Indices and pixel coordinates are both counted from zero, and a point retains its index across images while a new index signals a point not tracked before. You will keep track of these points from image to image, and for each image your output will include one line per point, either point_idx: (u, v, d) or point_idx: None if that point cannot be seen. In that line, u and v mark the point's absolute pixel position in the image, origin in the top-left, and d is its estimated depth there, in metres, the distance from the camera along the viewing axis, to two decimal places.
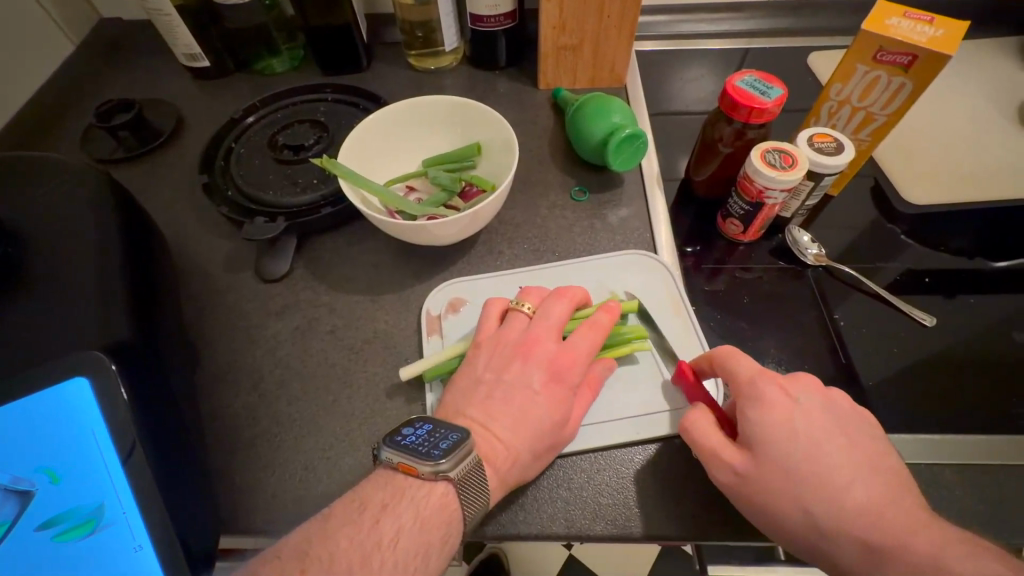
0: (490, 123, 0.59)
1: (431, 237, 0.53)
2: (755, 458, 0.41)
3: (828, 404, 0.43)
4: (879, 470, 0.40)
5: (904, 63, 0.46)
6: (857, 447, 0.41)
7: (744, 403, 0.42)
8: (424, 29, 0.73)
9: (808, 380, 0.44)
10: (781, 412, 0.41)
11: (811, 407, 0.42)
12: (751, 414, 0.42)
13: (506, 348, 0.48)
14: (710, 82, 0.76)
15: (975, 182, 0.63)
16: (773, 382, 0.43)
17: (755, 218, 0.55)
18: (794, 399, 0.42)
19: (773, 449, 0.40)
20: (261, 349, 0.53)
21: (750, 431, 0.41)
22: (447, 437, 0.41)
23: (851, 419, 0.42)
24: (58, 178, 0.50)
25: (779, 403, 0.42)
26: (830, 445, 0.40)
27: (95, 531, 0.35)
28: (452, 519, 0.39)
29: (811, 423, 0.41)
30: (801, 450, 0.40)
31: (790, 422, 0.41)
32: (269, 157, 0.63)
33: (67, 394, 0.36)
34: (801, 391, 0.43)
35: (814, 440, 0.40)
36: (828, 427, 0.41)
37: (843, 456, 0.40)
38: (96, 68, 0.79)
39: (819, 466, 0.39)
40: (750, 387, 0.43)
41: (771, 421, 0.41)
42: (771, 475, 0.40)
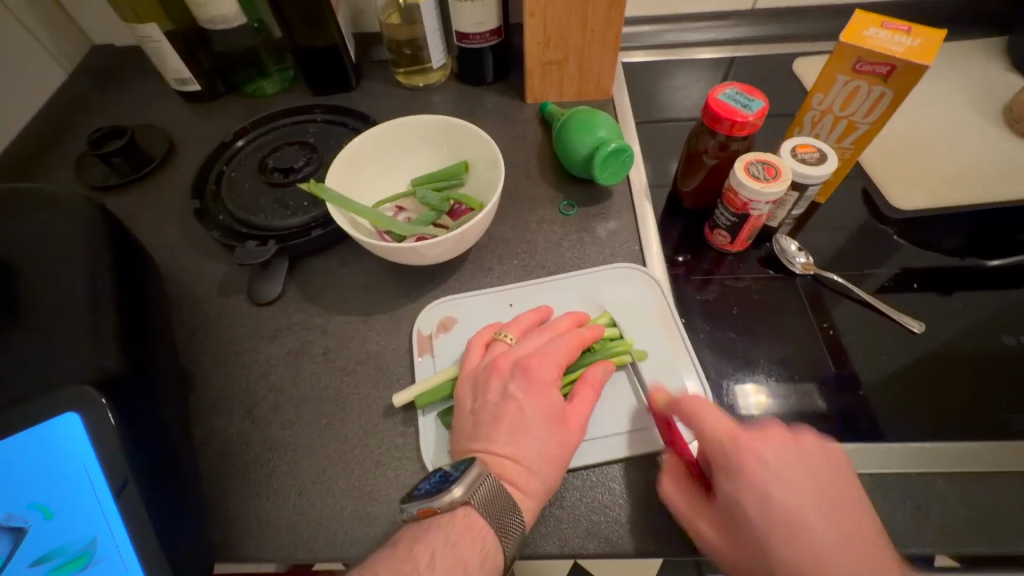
0: (475, 141, 0.59)
1: (420, 257, 0.53)
2: (733, 531, 0.40)
3: (801, 458, 0.41)
4: (863, 531, 0.38)
5: (883, 73, 0.47)
6: (833, 501, 0.39)
7: (720, 473, 0.41)
8: (411, 47, 0.74)
9: (778, 433, 0.42)
10: (755, 481, 0.40)
11: (783, 467, 0.40)
12: (726, 485, 0.41)
13: (486, 379, 0.47)
14: (697, 90, 0.77)
15: (963, 184, 0.63)
16: (742, 442, 0.41)
17: (742, 228, 0.55)
18: (767, 463, 0.40)
19: (748, 519, 0.39)
20: (254, 373, 0.53)
21: (724, 499, 0.41)
22: (456, 468, 0.42)
23: (825, 468, 0.41)
24: (49, 210, 0.50)
25: (751, 468, 0.40)
26: (812, 511, 0.38)
27: (89, 565, 0.35)
28: (484, 538, 0.39)
29: (788, 491, 0.39)
30: (776, 522, 0.38)
31: (762, 491, 0.39)
32: (260, 180, 0.63)
33: (60, 429, 0.36)
34: (774, 448, 0.41)
35: (790, 506, 0.38)
36: (804, 486, 0.39)
37: (825, 523, 0.38)
38: (89, 96, 0.80)
39: (798, 532, 0.38)
40: (720, 450, 0.41)
41: (744, 493, 0.40)
42: (748, 549, 0.39)
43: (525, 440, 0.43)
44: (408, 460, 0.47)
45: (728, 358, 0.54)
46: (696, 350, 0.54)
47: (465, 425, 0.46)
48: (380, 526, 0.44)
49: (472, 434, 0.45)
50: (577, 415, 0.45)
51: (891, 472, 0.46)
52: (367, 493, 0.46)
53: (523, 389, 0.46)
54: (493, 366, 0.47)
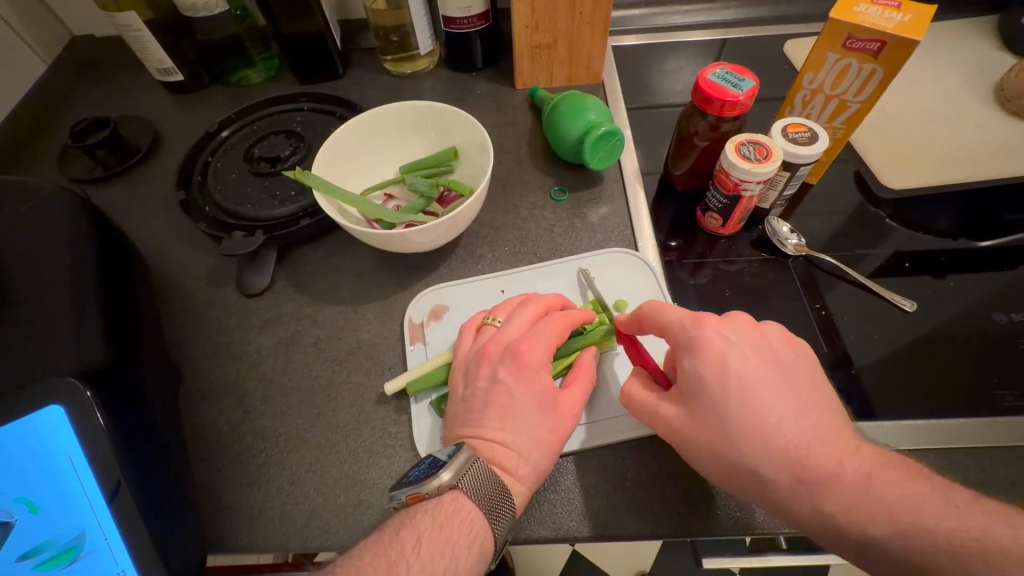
0: (464, 126, 0.58)
1: (410, 245, 0.53)
2: (692, 402, 0.40)
3: (764, 343, 0.41)
4: (811, 401, 0.39)
5: (874, 50, 0.46)
6: (788, 377, 0.40)
7: (681, 351, 0.41)
8: (399, 34, 0.73)
9: (741, 317, 0.42)
10: (717, 357, 0.40)
11: (747, 348, 0.40)
12: (687, 362, 0.41)
13: (476, 364, 0.47)
14: (689, 73, 0.76)
15: (954, 164, 0.63)
16: (706, 322, 0.41)
17: (734, 211, 0.55)
18: (728, 338, 0.40)
19: (710, 393, 0.40)
20: (244, 364, 0.53)
21: (685, 378, 0.41)
22: (443, 454, 0.42)
23: (787, 354, 0.41)
24: (28, 202, 0.49)
25: (715, 344, 0.40)
26: (768, 391, 0.39)
27: (76, 559, 0.35)
28: (471, 521, 0.39)
29: (749, 367, 0.39)
30: (736, 390, 0.39)
31: (724, 363, 0.39)
32: (247, 170, 0.62)
33: (45, 423, 0.36)
34: (740, 334, 0.41)
35: (750, 380, 0.39)
36: (764, 365, 0.40)
37: (784, 406, 0.39)
38: (71, 88, 0.79)
39: (754, 407, 0.38)
40: (684, 333, 0.41)
41: (705, 368, 0.40)
42: (709, 423, 0.39)
43: (517, 425, 0.43)
44: (402, 448, 0.47)
45: None
46: None
47: (457, 413, 0.46)
48: (374, 513, 0.44)
49: (463, 421, 0.45)
50: (569, 399, 0.45)
51: (883, 450, 0.47)
52: (361, 481, 0.46)
53: (512, 373, 0.45)
54: (485, 352, 0.47)
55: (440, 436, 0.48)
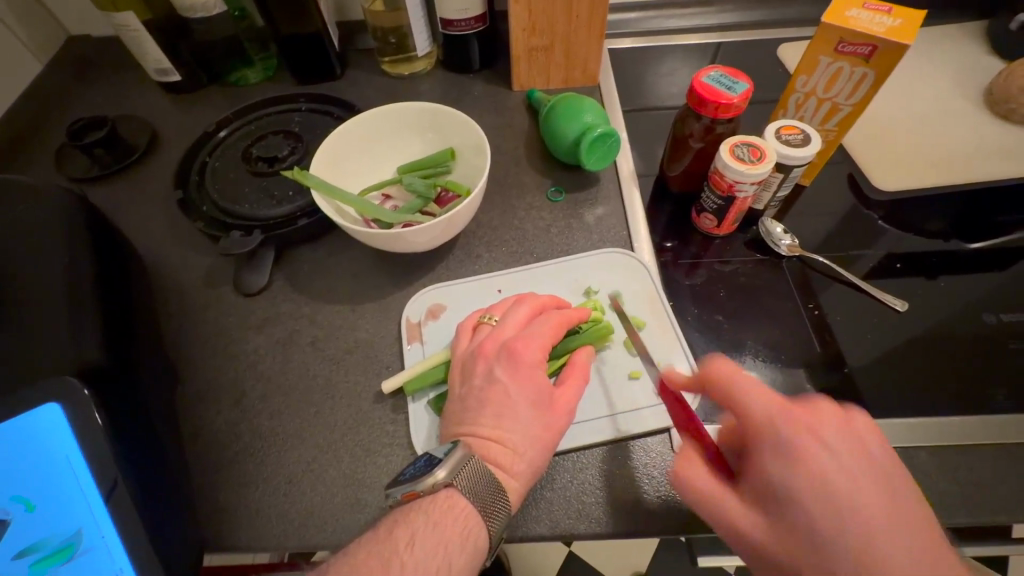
0: (462, 127, 0.59)
1: (407, 244, 0.53)
2: (782, 523, 0.34)
3: (865, 452, 0.35)
4: (938, 540, 0.32)
5: (865, 54, 0.47)
6: (904, 509, 0.33)
7: (765, 453, 0.35)
8: (396, 35, 0.73)
9: (832, 411, 0.36)
10: (818, 472, 0.33)
11: (851, 459, 0.34)
12: (773, 470, 0.35)
13: (473, 363, 0.47)
14: (685, 76, 0.77)
15: (945, 166, 0.64)
16: (798, 425, 0.35)
17: (728, 211, 0.56)
18: (827, 447, 0.34)
19: (804, 513, 0.33)
20: (241, 364, 0.53)
21: (766, 485, 0.35)
22: (439, 453, 0.42)
23: (894, 469, 0.35)
24: (24, 201, 0.49)
25: (813, 456, 0.34)
26: (880, 515, 0.32)
27: (73, 557, 0.35)
28: (466, 519, 0.39)
29: (860, 491, 0.33)
30: (846, 518, 0.32)
31: (822, 479, 0.33)
32: (244, 170, 0.62)
33: (41, 420, 0.36)
34: (835, 436, 0.35)
35: (855, 503, 0.32)
36: (874, 486, 0.33)
37: (901, 533, 0.31)
38: (68, 88, 0.78)
39: (863, 536, 0.31)
40: (769, 432, 0.35)
41: (802, 485, 0.33)
42: (796, 547, 0.33)
43: (513, 422, 0.43)
44: (398, 447, 0.47)
45: (716, 341, 0.54)
46: (684, 333, 0.54)
47: (453, 411, 0.46)
48: (371, 511, 0.44)
49: (461, 420, 0.45)
50: (564, 396, 0.45)
51: None
52: (358, 480, 0.46)
53: (508, 371, 0.45)
54: (482, 351, 0.47)
55: (437, 434, 0.48)
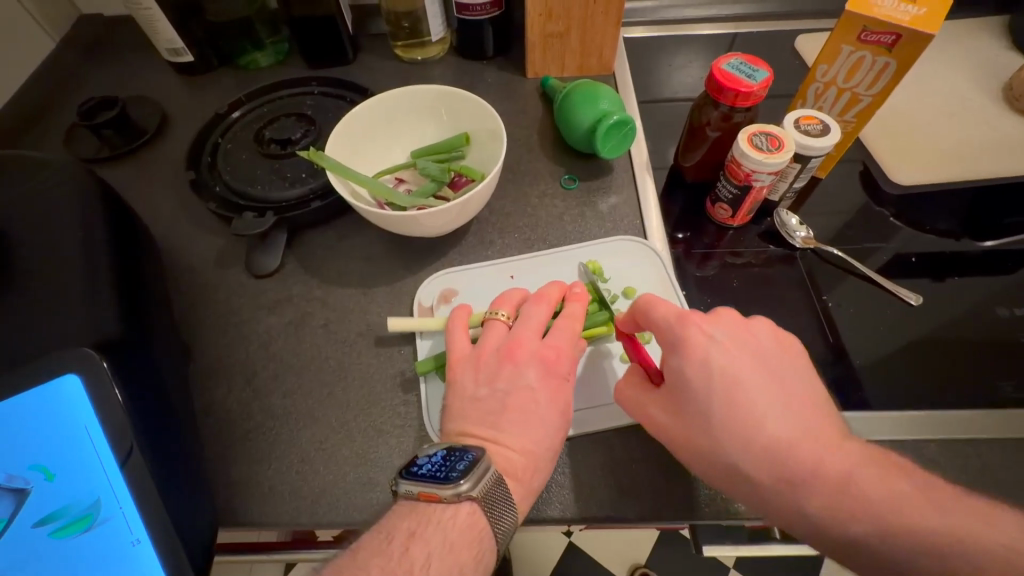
0: (478, 111, 0.58)
1: (422, 228, 0.53)
2: (679, 406, 0.41)
3: (750, 342, 0.42)
4: (795, 401, 0.40)
5: (888, 43, 0.47)
6: (772, 376, 0.41)
7: (666, 349, 0.42)
8: (410, 19, 0.72)
9: (726, 315, 0.43)
10: (702, 355, 0.41)
11: (731, 346, 0.41)
12: (673, 362, 0.41)
13: (495, 367, 0.46)
14: (699, 67, 0.76)
15: (962, 161, 0.64)
16: (691, 321, 0.42)
17: (744, 201, 0.55)
18: (713, 337, 0.41)
19: (696, 392, 0.40)
20: (253, 345, 0.53)
21: (672, 376, 0.41)
22: (463, 459, 0.40)
23: (773, 352, 0.42)
24: (39, 177, 0.49)
25: (699, 343, 0.41)
26: (749, 389, 0.40)
27: (91, 527, 0.35)
28: (482, 539, 0.39)
29: (735, 369, 0.40)
30: (720, 390, 0.40)
31: (707, 362, 0.40)
32: (257, 152, 0.62)
33: (60, 393, 0.36)
34: (720, 328, 0.42)
35: (735, 386, 0.40)
36: (749, 362, 0.41)
37: (763, 395, 0.40)
38: (78, 68, 0.78)
39: (736, 405, 0.39)
40: (671, 331, 0.42)
41: (691, 369, 0.40)
42: (695, 424, 0.40)
43: (537, 431, 0.43)
44: (410, 429, 0.47)
45: None
46: None
47: (467, 409, 0.45)
48: (384, 491, 0.45)
49: (472, 418, 0.45)
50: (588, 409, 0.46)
51: (889, 441, 0.47)
52: (369, 460, 0.46)
53: (539, 376, 0.46)
54: (510, 354, 0.46)
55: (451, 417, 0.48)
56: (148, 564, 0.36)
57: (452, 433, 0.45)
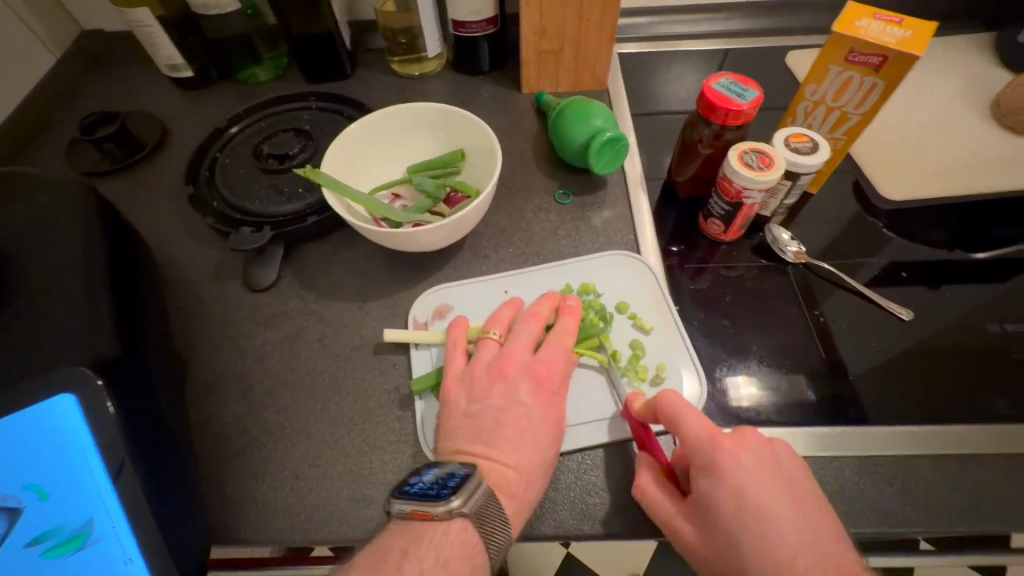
0: (472, 128, 0.59)
1: (417, 244, 0.53)
2: (706, 525, 0.40)
3: (782, 471, 0.40)
4: (831, 548, 0.37)
5: (875, 64, 0.47)
6: (804, 512, 0.38)
7: (699, 468, 0.41)
8: (407, 35, 0.74)
9: (755, 436, 0.42)
10: (734, 485, 0.39)
11: (761, 472, 0.39)
12: (703, 483, 0.40)
13: (487, 384, 0.47)
14: (693, 82, 0.77)
15: (951, 176, 0.64)
16: (723, 444, 0.40)
17: (736, 217, 0.56)
18: (745, 459, 0.40)
19: (726, 518, 0.39)
20: (249, 359, 0.53)
21: (703, 498, 0.40)
22: (454, 475, 0.41)
23: (806, 486, 0.40)
24: (37, 194, 0.50)
25: (733, 470, 0.39)
26: (783, 520, 0.38)
27: (83, 546, 0.35)
28: (475, 554, 0.39)
29: (762, 493, 0.39)
30: (750, 519, 0.38)
31: (740, 490, 0.39)
32: (255, 167, 0.63)
33: (53, 411, 0.36)
34: (752, 450, 0.41)
35: (764, 510, 0.38)
36: (780, 493, 0.39)
37: (792, 523, 0.38)
38: (80, 83, 0.79)
39: (767, 533, 0.38)
40: (703, 452, 0.41)
41: (722, 492, 0.39)
42: (725, 549, 0.39)
43: (527, 448, 0.44)
44: (405, 444, 0.48)
45: (721, 346, 0.54)
46: (691, 335, 0.55)
47: (460, 426, 0.46)
48: (378, 507, 0.45)
49: (466, 437, 0.45)
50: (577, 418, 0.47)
51: (882, 455, 0.48)
52: (363, 476, 0.46)
53: (531, 393, 0.46)
54: (502, 370, 0.47)
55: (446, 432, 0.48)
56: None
57: (449, 451, 0.45)
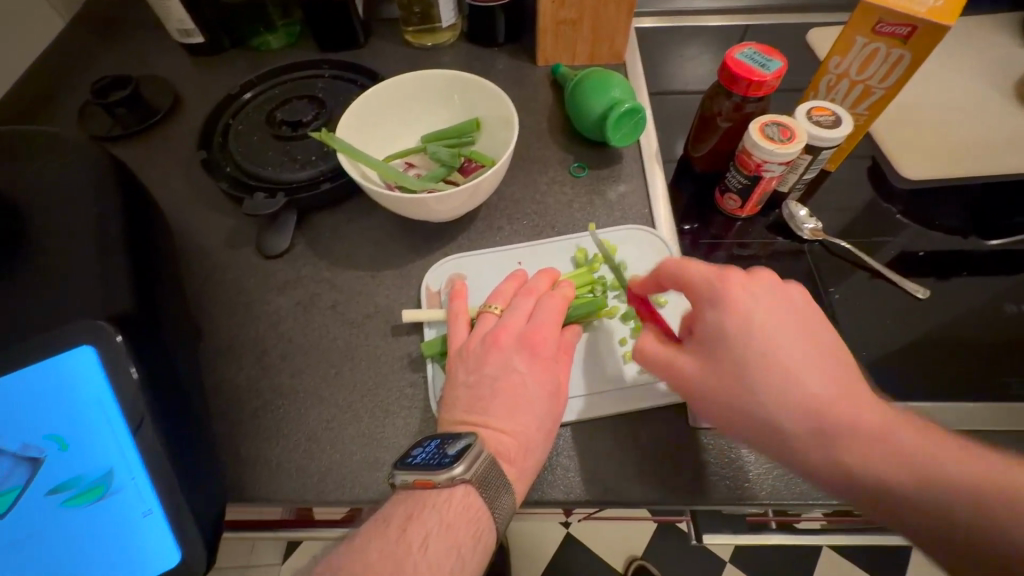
0: (490, 97, 0.58)
1: (430, 211, 0.53)
2: (708, 352, 0.41)
3: (789, 305, 0.41)
4: (837, 363, 0.39)
5: (903, 35, 0.46)
6: (811, 337, 0.40)
7: (704, 306, 0.42)
8: (422, 5, 0.72)
9: (764, 276, 0.42)
10: (740, 312, 0.40)
11: (768, 304, 0.41)
12: (709, 316, 0.41)
13: (485, 353, 0.46)
14: (710, 59, 0.76)
15: (972, 158, 0.63)
16: (728, 278, 0.42)
17: (753, 192, 0.56)
18: (752, 295, 0.41)
19: (732, 342, 0.40)
20: (263, 324, 0.53)
21: (710, 331, 0.41)
22: (456, 445, 0.41)
23: (812, 320, 0.41)
24: (53, 152, 0.50)
25: (738, 299, 0.40)
26: (789, 346, 0.39)
27: (104, 496, 0.36)
28: (479, 519, 0.39)
29: (766, 319, 0.40)
30: (758, 342, 0.39)
31: (747, 319, 0.40)
32: (268, 133, 0.62)
33: (72, 363, 0.36)
34: (757, 289, 0.41)
35: (771, 337, 0.39)
36: (786, 321, 0.40)
37: (799, 351, 0.39)
38: (91, 48, 0.78)
39: (770, 350, 0.39)
40: (710, 289, 0.41)
41: (727, 320, 0.40)
42: (730, 375, 0.40)
43: (527, 415, 0.44)
44: (417, 409, 0.48)
45: None
46: None
47: (461, 395, 0.45)
48: (389, 471, 0.45)
49: (470, 407, 0.45)
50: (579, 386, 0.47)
51: None
52: (375, 440, 0.46)
53: (526, 361, 0.46)
54: (496, 340, 0.47)
55: None
56: (150, 549, 0.36)
57: (450, 421, 0.44)
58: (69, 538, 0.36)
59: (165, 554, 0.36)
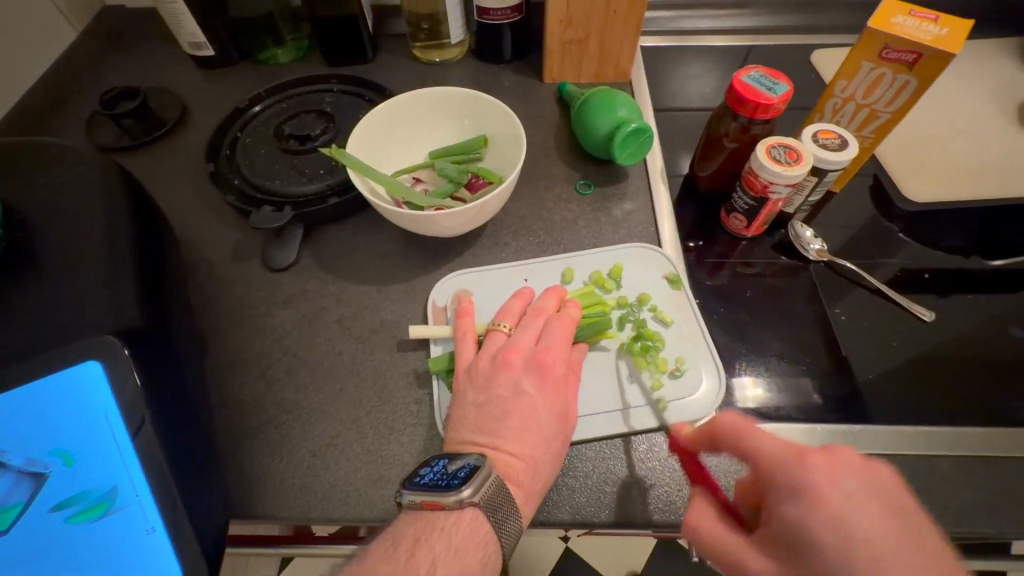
0: (499, 115, 0.59)
1: (438, 229, 0.53)
2: (792, 570, 0.32)
3: (878, 489, 0.32)
4: (959, 572, 0.30)
5: (909, 61, 0.47)
6: (923, 547, 0.30)
7: (777, 494, 0.33)
8: (431, 21, 0.73)
9: (847, 453, 0.33)
10: (832, 506, 0.31)
11: (857, 491, 0.32)
12: (788, 510, 0.32)
13: (493, 373, 0.47)
14: (715, 78, 0.77)
15: (975, 180, 0.64)
16: (804, 458, 0.33)
17: (760, 213, 0.56)
18: (841, 482, 0.32)
19: (818, 559, 0.31)
20: (268, 338, 0.53)
21: (784, 531, 0.32)
22: (463, 466, 0.40)
23: (914, 517, 0.31)
24: (63, 163, 0.50)
25: (826, 489, 0.31)
26: (900, 557, 0.29)
27: (107, 513, 0.36)
28: (487, 542, 0.39)
29: (867, 523, 0.31)
30: (858, 549, 0.30)
31: (840, 516, 0.31)
32: (276, 147, 0.62)
33: (83, 378, 0.37)
34: (844, 473, 0.32)
35: (870, 530, 0.30)
36: (877, 508, 0.31)
37: (917, 569, 0.29)
38: (102, 58, 0.79)
39: (878, 568, 0.29)
40: (774, 470, 0.34)
41: (813, 518, 0.31)
42: None
43: (536, 437, 0.43)
44: (422, 427, 0.48)
45: (740, 340, 0.54)
46: (710, 332, 0.54)
47: (469, 415, 0.45)
48: (395, 489, 0.45)
49: (478, 428, 0.44)
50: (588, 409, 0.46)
51: (899, 454, 0.48)
52: (380, 458, 0.46)
53: (535, 382, 0.46)
54: (505, 360, 0.47)
55: None
56: (161, 547, 0.36)
57: (457, 440, 0.44)
58: (67, 558, 0.35)
59: (170, 560, 0.36)
